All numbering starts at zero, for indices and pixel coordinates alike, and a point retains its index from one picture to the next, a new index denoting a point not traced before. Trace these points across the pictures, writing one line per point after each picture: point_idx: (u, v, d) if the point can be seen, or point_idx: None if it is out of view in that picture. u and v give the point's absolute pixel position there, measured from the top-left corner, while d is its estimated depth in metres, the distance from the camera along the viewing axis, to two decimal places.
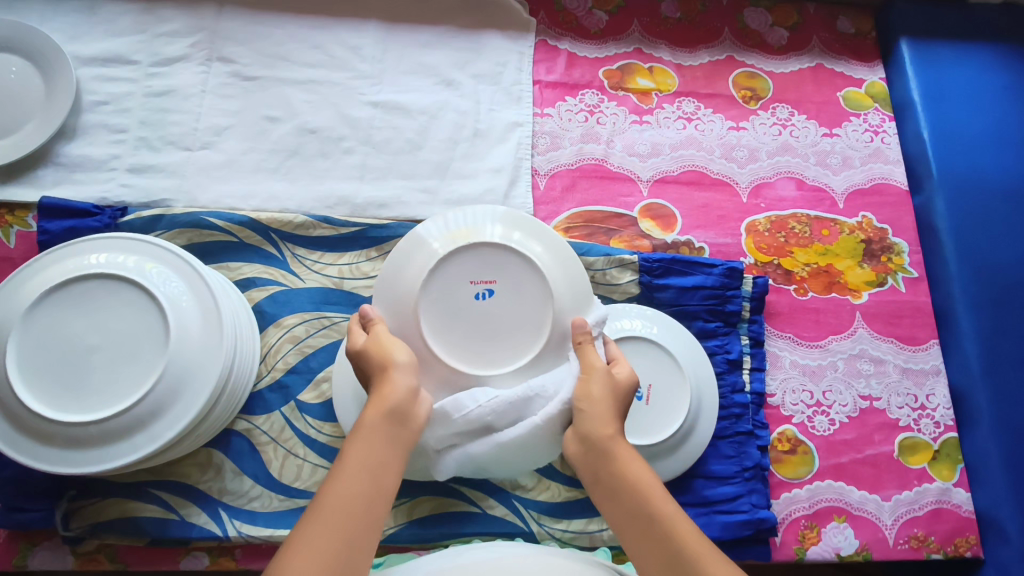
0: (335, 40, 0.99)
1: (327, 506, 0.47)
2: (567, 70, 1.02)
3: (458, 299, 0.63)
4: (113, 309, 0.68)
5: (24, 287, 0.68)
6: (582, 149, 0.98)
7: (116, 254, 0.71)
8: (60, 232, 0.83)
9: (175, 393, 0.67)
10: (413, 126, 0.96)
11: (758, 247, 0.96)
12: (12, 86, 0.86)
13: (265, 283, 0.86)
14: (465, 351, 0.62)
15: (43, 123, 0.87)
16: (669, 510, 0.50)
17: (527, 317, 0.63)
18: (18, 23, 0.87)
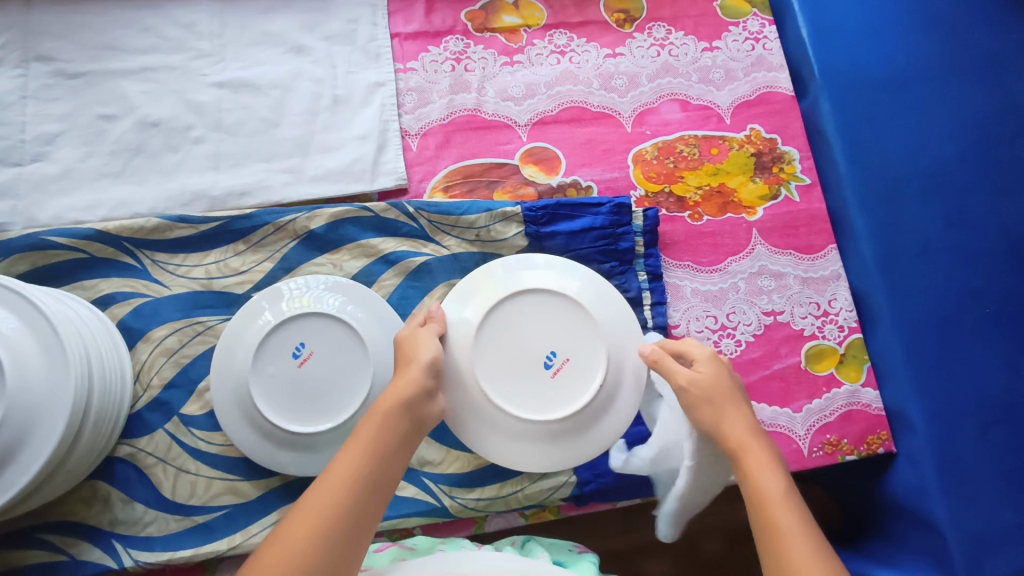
0: (164, 18, 0.90)
1: (335, 473, 0.57)
2: (426, 17, 0.95)
3: (575, 350, 0.74)
4: None
5: None
6: (452, 101, 0.92)
7: None
8: None
9: (23, 438, 0.62)
10: (265, 103, 0.89)
11: (647, 177, 0.93)
12: None
13: (127, 297, 0.80)
14: (564, 314, 0.75)
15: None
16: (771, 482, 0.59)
17: (545, 317, 0.75)
18: None
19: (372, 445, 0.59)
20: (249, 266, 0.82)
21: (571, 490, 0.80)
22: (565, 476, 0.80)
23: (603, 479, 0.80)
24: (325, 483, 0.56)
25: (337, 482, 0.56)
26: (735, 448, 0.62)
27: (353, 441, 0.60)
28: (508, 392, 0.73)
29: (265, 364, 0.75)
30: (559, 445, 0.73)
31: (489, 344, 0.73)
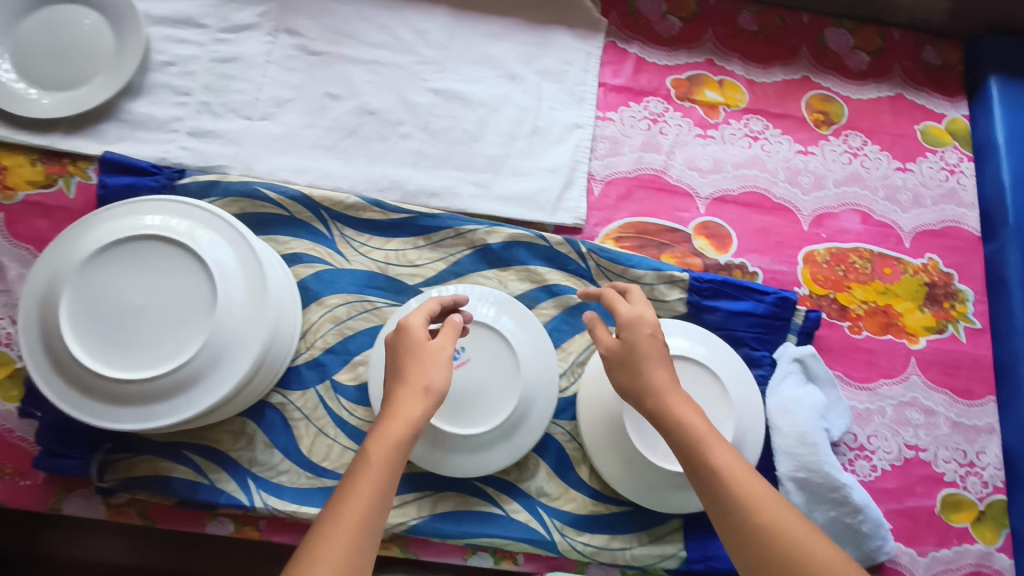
0: (401, 21, 0.97)
1: (351, 504, 0.52)
2: (634, 74, 0.99)
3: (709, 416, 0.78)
4: (162, 275, 0.68)
5: (87, 234, 0.70)
6: (641, 158, 0.95)
7: (177, 218, 0.72)
8: (117, 188, 0.82)
9: (214, 362, 0.68)
10: (471, 118, 0.94)
11: (815, 279, 0.92)
12: (90, 43, 0.91)
13: (311, 260, 0.86)
14: (698, 378, 0.79)
15: (114, 76, 0.89)
16: (701, 425, 0.61)
17: (686, 381, 0.78)
18: None
19: (390, 472, 0.54)
20: (424, 261, 0.87)
21: (679, 564, 0.79)
22: (675, 548, 0.79)
23: (712, 564, 0.78)
24: (346, 507, 0.51)
25: (347, 522, 0.51)
26: (651, 408, 0.63)
27: (361, 460, 0.54)
28: None
29: None
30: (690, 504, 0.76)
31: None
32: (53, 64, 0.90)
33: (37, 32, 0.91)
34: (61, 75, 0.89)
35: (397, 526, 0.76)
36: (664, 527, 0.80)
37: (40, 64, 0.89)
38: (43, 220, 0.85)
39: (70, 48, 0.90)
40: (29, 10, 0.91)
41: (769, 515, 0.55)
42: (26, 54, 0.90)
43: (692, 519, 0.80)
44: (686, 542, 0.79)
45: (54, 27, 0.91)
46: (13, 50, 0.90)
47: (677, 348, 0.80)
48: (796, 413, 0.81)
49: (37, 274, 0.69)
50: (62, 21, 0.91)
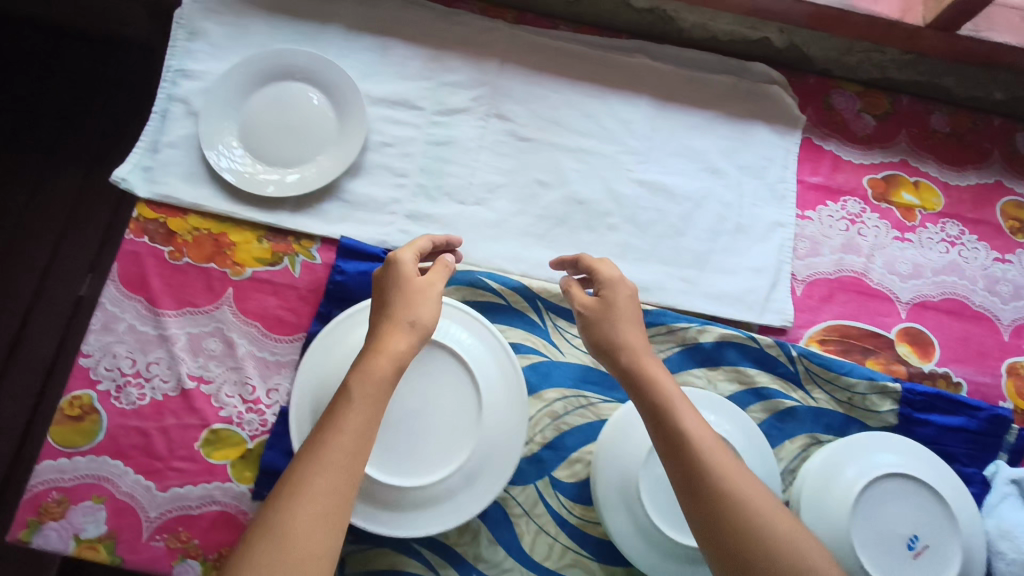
0: (606, 109, 0.99)
1: (327, 447, 0.53)
2: (832, 172, 1.00)
3: (937, 538, 0.76)
4: (434, 378, 0.71)
5: (359, 331, 0.73)
6: (841, 259, 0.96)
7: (444, 323, 0.75)
8: (354, 274, 0.85)
9: (480, 472, 0.69)
10: (677, 211, 0.95)
11: (1019, 394, 0.92)
12: (315, 119, 0.92)
13: (527, 351, 0.86)
14: (923, 497, 0.77)
15: (343, 156, 0.91)
16: (670, 387, 0.65)
17: (911, 500, 0.77)
18: (328, 61, 0.93)
19: (375, 414, 0.56)
20: None
21: None
22: None
23: None
24: (338, 445, 0.53)
25: (342, 456, 0.53)
26: (629, 365, 0.66)
27: (344, 410, 0.55)
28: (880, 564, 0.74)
29: (653, 465, 0.74)
30: None
31: (863, 513, 0.76)
32: (281, 142, 0.91)
33: (262, 108, 0.92)
34: (288, 153, 0.91)
35: None
36: None
37: (268, 141, 0.91)
38: (271, 298, 0.87)
39: (297, 126, 0.92)
40: (253, 85, 0.93)
41: (745, 490, 0.58)
42: (254, 132, 0.91)
43: None
44: None
45: (279, 103, 0.92)
46: (241, 127, 0.92)
47: (897, 464, 0.78)
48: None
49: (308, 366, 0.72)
50: (286, 98, 0.93)
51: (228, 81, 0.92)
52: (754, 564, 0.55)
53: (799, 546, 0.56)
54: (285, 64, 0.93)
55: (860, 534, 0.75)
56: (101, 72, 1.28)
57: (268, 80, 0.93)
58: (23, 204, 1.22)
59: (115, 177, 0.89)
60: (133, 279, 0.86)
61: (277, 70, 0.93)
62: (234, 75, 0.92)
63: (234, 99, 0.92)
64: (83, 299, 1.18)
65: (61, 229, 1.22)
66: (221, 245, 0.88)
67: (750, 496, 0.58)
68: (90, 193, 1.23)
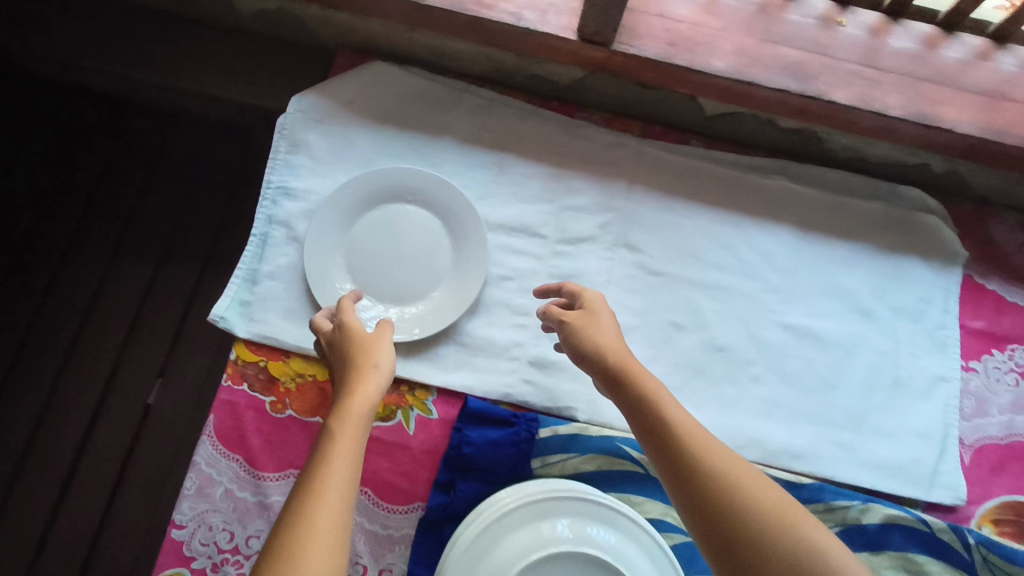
0: (746, 240, 0.89)
1: (326, 487, 0.49)
2: (996, 316, 0.89)
3: None
4: None
5: (519, 530, 0.65)
6: (1012, 421, 0.84)
7: (618, 539, 0.66)
8: (482, 443, 0.75)
9: None
10: (827, 362, 0.85)
11: None
12: (429, 251, 0.84)
13: (669, 529, 0.76)
14: None
15: (464, 291, 0.82)
16: (672, 399, 0.56)
17: None
18: (444, 183, 0.84)
19: (357, 447, 0.52)
20: None
21: None
22: None
23: None
24: (325, 480, 0.49)
25: (337, 493, 0.49)
26: (628, 374, 0.58)
27: (320, 447, 0.52)
28: None
29: None
30: None
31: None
32: (395, 275, 0.83)
33: (371, 235, 0.83)
34: (403, 288, 0.82)
35: None
36: None
37: (381, 275, 0.82)
38: (381, 459, 0.77)
39: (410, 257, 0.83)
40: (360, 210, 0.84)
41: (767, 498, 0.51)
42: (365, 263, 0.83)
43: None
44: None
45: (390, 231, 0.84)
46: (347, 257, 0.83)
47: None
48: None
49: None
50: (398, 224, 0.84)
51: (333, 207, 0.82)
52: (773, 570, 0.48)
53: (790, 548, 0.48)
54: (395, 186, 0.84)
55: None
56: (167, 152, 1.17)
57: (377, 203, 0.84)
58: (88, 298, 1.14)
59: (213, 316, 0.80)
60: (230, 436, 0.77)
61: (386, 192, 0.85)
62: (340, 198, 0.83)
63: (339, 225, 0.83)
64: (151, 408, 1.10)
65: (128, 328, 1.13)
66: (326, 395, 0.79)
67: (769, 502, 0.51)
68: (159, 288, 1.14)
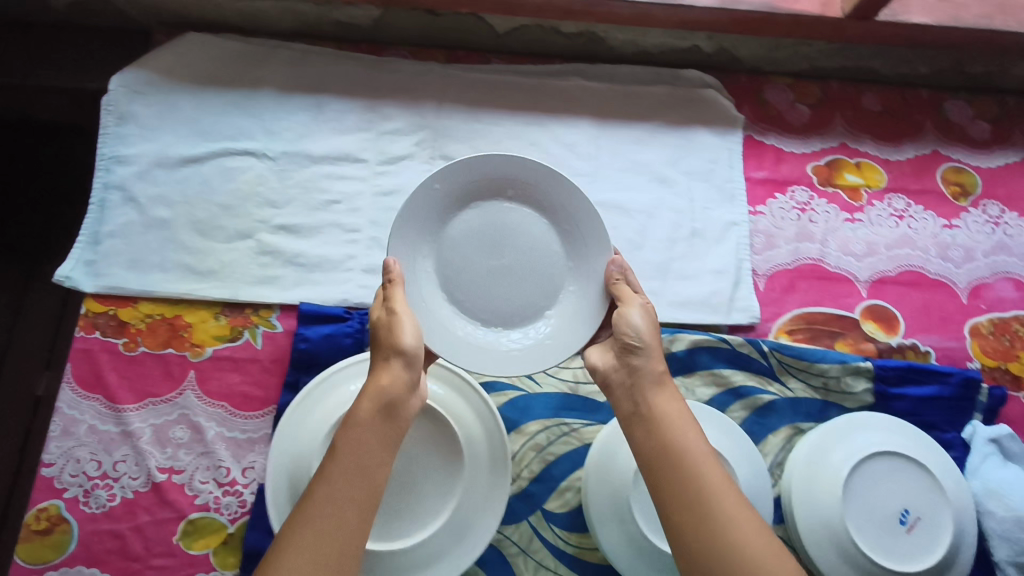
0: (549, 135, 1.00)
1: (310, 510, 0.52)
2: (776, 165, 1.02)
3: (925, 510, 0.80)
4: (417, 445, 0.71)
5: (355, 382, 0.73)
6: (797, 248, 0.97)
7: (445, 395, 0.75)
8: (317, 338, 0.84)
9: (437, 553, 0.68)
10: (632, 225, 0.96)
11: (984, 352, 0.94)
12: (530, 265, 0.76)
13: (503, 388, 0.86)
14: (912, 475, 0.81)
15: (578, 323, 0.74)
16: (674, 412, 0.61)
17: (899, 479, 0.80)
18: (553, 172, 0.76)
19: (358, 462, 0.55)
20: None
21: None
22: None
23: None
24: (322, 501, 0.53)
25: (329, 517, 0.52)
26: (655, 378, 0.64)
27: (319, 476, 0.55)
28: (869, 539, 0.78)
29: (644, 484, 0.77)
30: None
31: (852, 482, 0.79)
32: (516, 286, 0.76)
33: (471, 238, 0.76)
34: (475, 304, 0.75)
35: None
36: None
37: (463, 284, 0.75)
38: (234, 374, 0.85)
39: (508, 270, 0.76)
40: (445, 207, 0.75)
41: (738, 517, 0.54)
42: (456, 277, 0.75)
43: None
44: None
45: (488, 235, 0.76)
46: (438, 263, 0.75)
47: (886, 444, 0.81)
48: (1009, 497, 0.82)
49: (274, 469, 0.68)
50: (514, 229, 0.76)
51: (422, 199, 0.73)
52: None
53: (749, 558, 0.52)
54: (496, 180, 0.77)
55: (853, 512, 0.78)
56: None
57: (474, 199, 0.76)
58: None
59: (58, 276, 0.87)
60: (87, 378, 0.83)
61: (483, 186, 0.77)
62: (425, 190, 0.73)
63: (440, 220, 0.75)
64: None
65: None
66: (175, 329, 0.87)
67: (745, 529, 0.53)
68: None
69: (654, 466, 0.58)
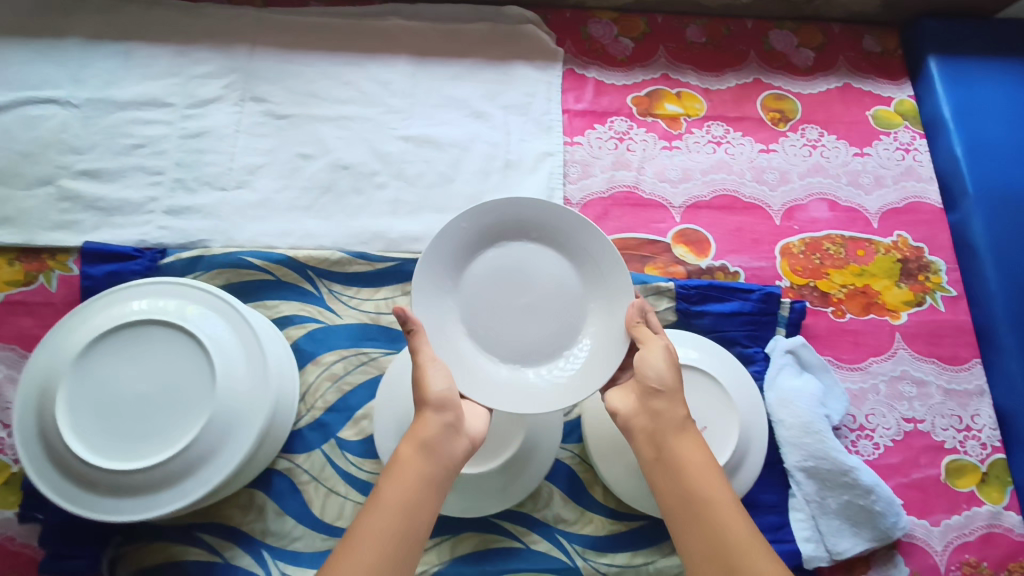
0: (363, 74, 1.00)
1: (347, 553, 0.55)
2: (595, 97, 1.02)
3: (712, 420, 0.79)
4: (171, 367, 0.69)
5: (123, 304, 0.73)
6: (613, 176, 0.98)
7: (214, 321, 0.73)
8: (101, 276, 0.84)
9: (176, 476, 0.67)
10: (444, 159, 0.96)
11: (794, 270, 0.95)
12: (542, 303, 0.75)
13: (303, 321, 0.87)
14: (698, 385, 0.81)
15: (609, 351, 0.72)
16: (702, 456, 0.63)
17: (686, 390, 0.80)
18: (573, 215, 0.74)
19: (405, 507, 0.58)
20: None
21: None
22: None
23: None
24: (356, 542, 0.56)
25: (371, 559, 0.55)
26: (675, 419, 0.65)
27: (372, 503, 0.59)
28: None
29: None
30: None
31: None
32: (533, 330, 0.75)
33: (489, 279, 0.75)
34: (507, 347, 0.74)
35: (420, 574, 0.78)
36: None
37: (502, 327, 0.74)
38: (25, 318, 0.84)
39: (533, 309, 0.75)
40: (482, 244, 0.76)
41: (745, 548, 0.57)
42: (486, 319, 0.74)
43: None
44: None
45: (512, 274, 0.75)
46: (461, 307, 0.75)
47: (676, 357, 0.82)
48: (797, 403, 0.84)
49: (23, 390, 0.69)
50: (536, 272, 0.76)
51: (450, 238, 0.73)
52: None
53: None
54: (523, 222, 0.76)
55: None
56: None
57: (500, 240, 0.76)
58: None
59: None
60: None
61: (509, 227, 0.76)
62: (453, 230, 0.73)
63: (452, 266, 0.74)
64: None
65: None
66: None
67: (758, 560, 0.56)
68: None
69: (667, 502, 0.61)
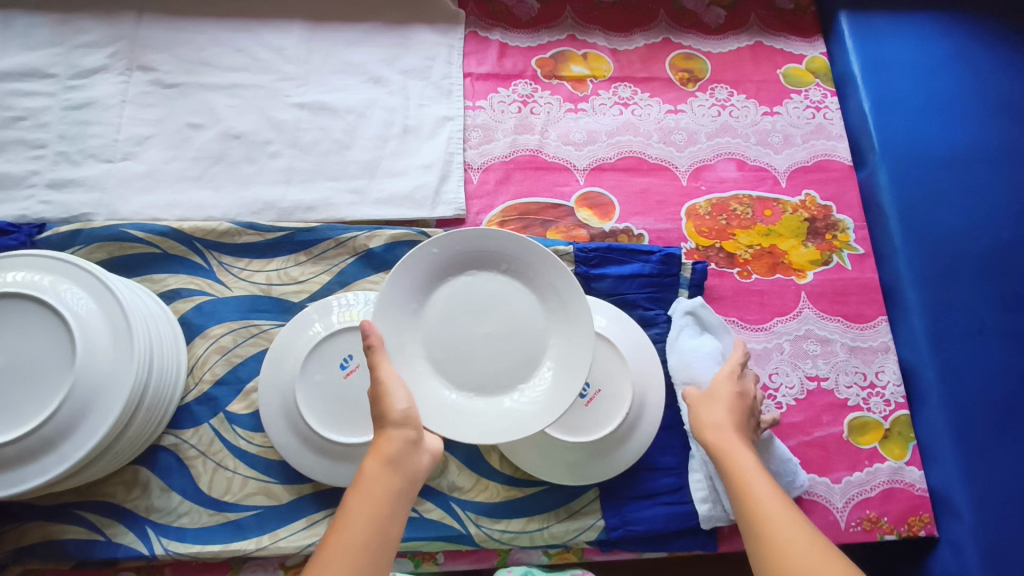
0: (257, 41, 0.97)
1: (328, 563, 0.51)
2: (498, 60, 1.00)
3: (607, 382, 0.77)
4: (35, 346, 0.67)
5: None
6: (515, 140, 0.96)
7: (86, 302, 0.70)
8: None
9: (28, 457, 0.64)
10: (340, 126, 0.94)
11: (699, 231, 0.94)
12: (503, 335, 0.68)
13: (191, 294, 0.84)
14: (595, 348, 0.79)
15: (566, 387, 0.64)
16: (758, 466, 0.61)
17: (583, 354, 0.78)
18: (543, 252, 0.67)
19: (372, 521, 0.53)
20: (307, 276, 0.85)
21: (598, 534, 0.78)
22: (593, 519, 0.78)
23: (632, 527, 0.78)
24: (334, 554, 0.51)
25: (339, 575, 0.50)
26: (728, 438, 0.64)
27: (339, 518, 0.54)
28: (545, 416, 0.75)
29: (312, 371, 0.76)
30: (593, 473, 0.76)
31: None
32: (490, 364, 0.67)
33: (455, 307, 0.68)
34: (474, 377, 0.67)
35: (307, 548, 0.75)
36: (580, 500, 0.79)
37: (472, 356, 0.67)
38: None
39: (493, 342, 0.68)
40: (452, 270, 0.68)
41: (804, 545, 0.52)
42: (443, 349, 0.67)
43: (608, 488, 0.80)
44: (605, 511, 0.79)
45: (473, 306, 0.68)
46: (425, 338, 0.67)
47: None
48: (693, 363, 0.80)
49: None
50: (507, 299, 0.68)
51: (415, 265, 0.66)
52: None
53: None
54: (489, 255, 0.69)
55: None
56: None
57: (469, 267, 0.69)
58: None
59: None
60: None
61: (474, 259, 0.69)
62: (422, 256, 0.66)
63: (416, 293, 0.67)
64: None
65: None
66: None
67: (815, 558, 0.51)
68: None
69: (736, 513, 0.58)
